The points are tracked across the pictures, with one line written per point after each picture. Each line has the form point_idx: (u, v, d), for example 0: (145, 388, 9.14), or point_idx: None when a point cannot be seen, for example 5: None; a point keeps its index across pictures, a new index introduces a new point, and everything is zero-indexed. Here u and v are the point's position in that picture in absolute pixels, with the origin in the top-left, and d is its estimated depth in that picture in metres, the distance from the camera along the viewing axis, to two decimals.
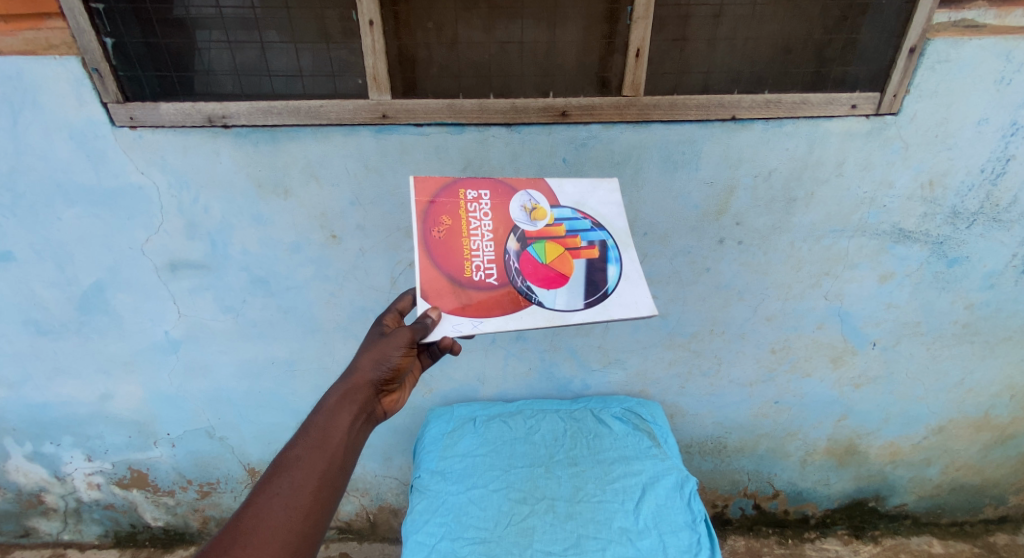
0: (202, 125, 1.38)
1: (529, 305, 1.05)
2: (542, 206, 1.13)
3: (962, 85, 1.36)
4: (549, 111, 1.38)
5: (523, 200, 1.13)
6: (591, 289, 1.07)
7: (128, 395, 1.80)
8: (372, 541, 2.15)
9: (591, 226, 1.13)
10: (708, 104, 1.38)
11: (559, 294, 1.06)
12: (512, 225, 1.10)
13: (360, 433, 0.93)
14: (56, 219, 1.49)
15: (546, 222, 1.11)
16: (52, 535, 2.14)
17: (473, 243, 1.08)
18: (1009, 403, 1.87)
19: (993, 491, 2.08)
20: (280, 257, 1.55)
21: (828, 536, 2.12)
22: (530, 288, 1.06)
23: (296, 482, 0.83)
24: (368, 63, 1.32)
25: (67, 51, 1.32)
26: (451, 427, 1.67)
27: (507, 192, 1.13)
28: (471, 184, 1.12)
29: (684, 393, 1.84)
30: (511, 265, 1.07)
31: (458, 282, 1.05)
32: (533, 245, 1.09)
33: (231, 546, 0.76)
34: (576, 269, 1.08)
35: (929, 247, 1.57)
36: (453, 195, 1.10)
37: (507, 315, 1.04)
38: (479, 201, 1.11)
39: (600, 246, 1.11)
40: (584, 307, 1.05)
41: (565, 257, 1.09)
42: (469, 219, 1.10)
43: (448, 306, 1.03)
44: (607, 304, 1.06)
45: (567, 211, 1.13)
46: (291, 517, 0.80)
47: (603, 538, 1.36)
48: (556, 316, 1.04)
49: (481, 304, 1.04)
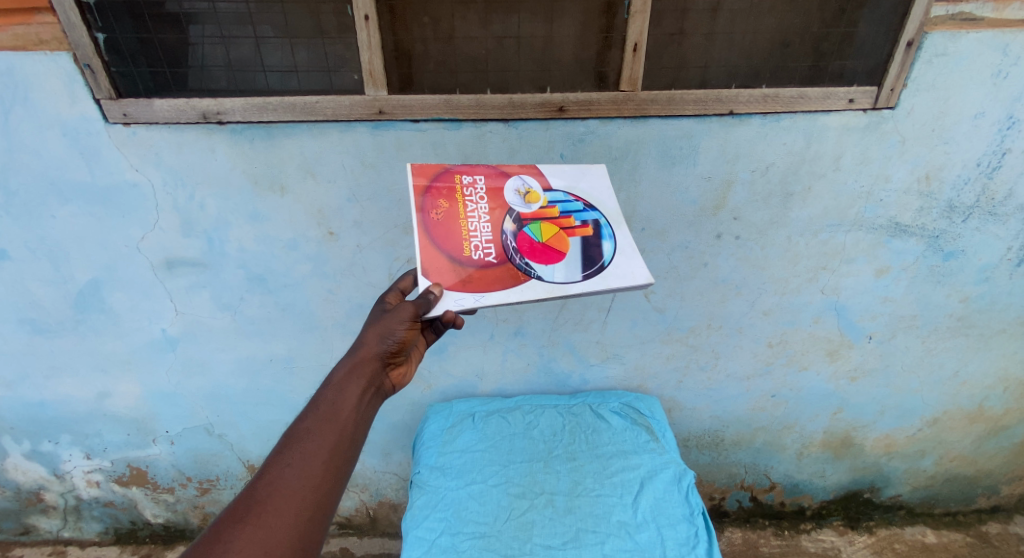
0: (196, 121, 1.36)
1: (529, 279, 1.04)
2: (535, 189, 1.13)
3: (959, 78, 1.36)
4: (546, 107, 1.37)
5: (517, 184, 1.13)
6: (588, 263, 1.06)
7: (126, 394, 1.79)
8: (372, 535, 2.17)
9: (583, 207, 1.13)
10: (706, 98, 1.37)
11: (557, 269, 1.05)
12: (508, 208, 1.10)
13: (369, 406, 0.91)
14: (50, 217, 1.48)
15: (540, 204, 1.12)
16: (53, 532, 2.14)
17: (471, 224, 1.08)
18: (1002, 394, 1.89)
19: (987, 481, 2.11)
20: (277, 254, 1.55)
21: (823, 527, 2.15)
22: (527, 265, 1.05)
23: (309, 451, 0.81)
24: (364, 58, 1.30)
25: (59, 47, 1.29)
26: (450, 423, 1.68)
27: (501, 176, 1.14)
28: (467, 171, 1.13)
29: (681, 387, 1.85)
30: (509, 245, 1.07)
31: (458, 261, 1.04)
32: (529, 225, 1.09)
33: (249, 516, 0.73)
34: (572, 247, 1.08)
35: (925, 240, 1.58)
36: (450, 180, 1.11)
37: (508, 290, 1.02)
38: (474, 186, 1.11)
39: (593, 225, 1.11)
40: (583, 279, 1.04)
41: (561, 236, 1.09)
42: (466, 202, 1.09)
43: (448, 283, 1.02)
44: (605, 276, 1.05)
45: (560, 194, 1.14)
46: (307, 484, 0.78)
47: (601, 532, 1.36)
48: (556, 289, 1.03)
49: (481, 279, 1.03)
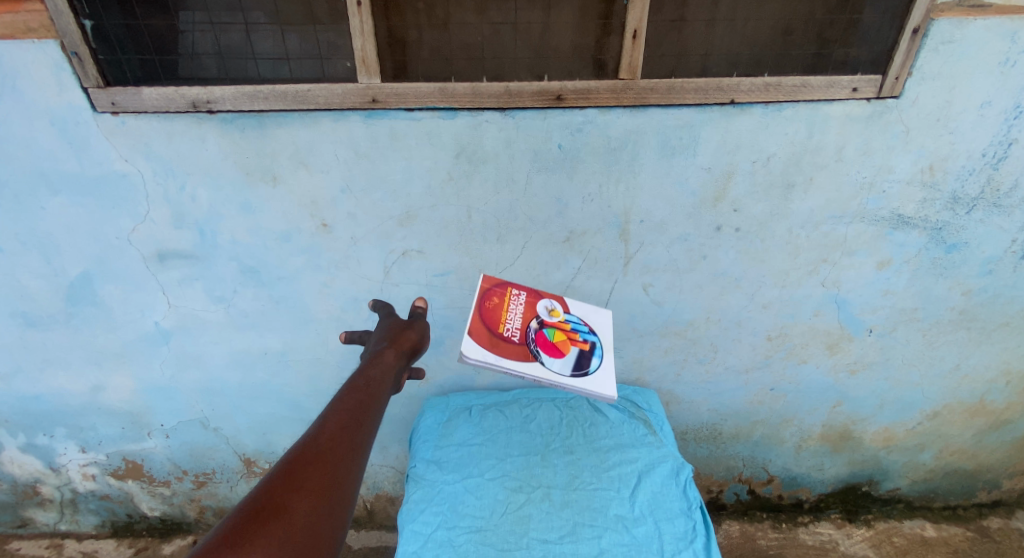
0: (186, 110, 1.33)
1: (534, 362, 1.26)
2: (558, 308, 1.41)
3: (965, 67, 1.33)
4: (543, 95, 1.34)
5: (546, 303, 1.41)
6: (577, 367, 1.29)
7: (120, 387, 1.78)
8: (370, 528, 2.16)
9: (588, 329, 1.40)
10: (706, 87, 1.35)
11: (556, 361, 1.29)
12: (536, 313, 1.37)
13: (390, 387, 0.97)
14: (40, 209, 1.45)
15: (558, 319, 1.38)
16: (49, 525, 2.13)
17: (510, 312, 1.34)
18: (1004, 388, 1.87)
19: (986, 475, 2.10)
20: (271, 245, 1.53)
21: (822, 519, 2.14)
22: (537, 352, 1.28)
23: (343, 425, 0.85)
24: (357, 44, 1.28)
25: (46, 35, 1.25)
26: (447, 417, 1.66)
27: (538, 296, 1.42)
28: (516, 286, 1.41)
29: (680, 380, 1.83)
30: (529, 337, 1.31)
31: (491, 338, 1.28)
32: (546, 328, 1.35)
33: (299, 485, 0.75)
34: (571, 352, 1.32)
35: (928, 233, 1.55)
36: (501, 287, 1.39)
37: (517, 363, 1.24)
38: (518, 298, 1.39)
39: (591, 346, 1.36)
40: (570, 378, 1.26)
41: (564, 342, 1.34)
42: (511, 301, 1.37)
43: (479, 341, 1.26)
44: (586, 379, 1.27)
45: (574, 318, 1.41)
46: (343, 452, 0.81)
47: (599, 526, 1.35)
48: (550, 376, 1.25)
49: (508, 352, 1.25)
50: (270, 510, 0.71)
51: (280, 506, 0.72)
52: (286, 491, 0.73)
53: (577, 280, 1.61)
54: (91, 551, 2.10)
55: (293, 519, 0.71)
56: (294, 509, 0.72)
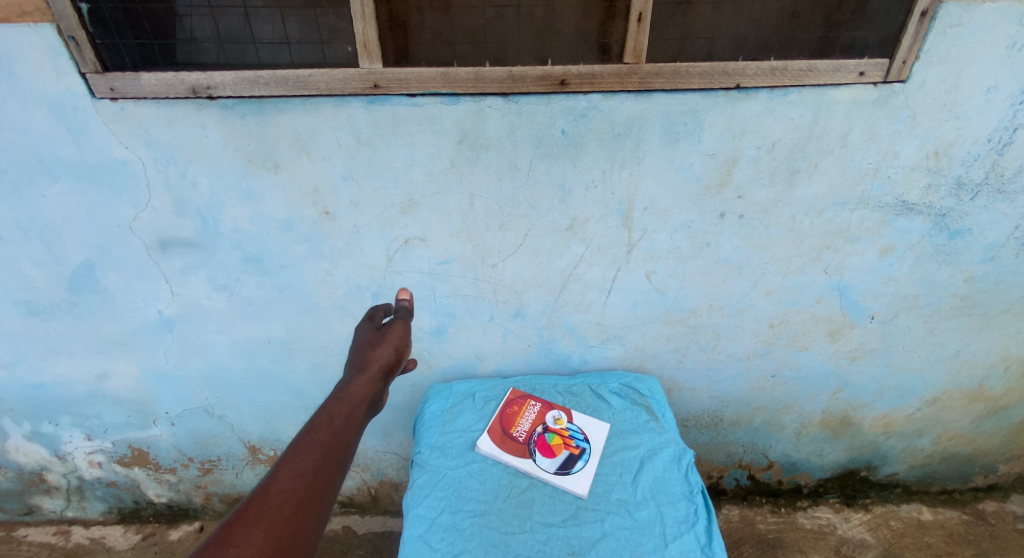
0: (186, 96, 1.32)
1: (528, 456, 1.49)
2: (562, 418, 1.60)
3: (974, 50, 1.31)
4: (546, 80, 1.32)
5: (554, 414, 1.61)
6: (562, 464, 1.45)
7: (125, 375, 1.78)
8: (374, 514, 2.19)
9: (584, 437, 1.54)
10: (713, 71, 1.33)
11: (546, 460, 1.47)
12: (545, 414, 1.61)
13: (363, 413, 0.99)
14: (40, 197, 1.44)
15: (559, 426, 1.57)
16: (57, 512, 2.15)
17: (522, 417, 1.60)
18: (1003, 374, 1.88)
19: (984, 460, 2.12)
20: (273, 233, 1.52)
21: (820, 504, 2.17)
22: (533, 449, 1.50)
23: (310, 453, 0.86)
24: (358, 29, 1.25)
25: (41, 18, 1.23)
26: (450, 403, 1.67)
27: (551, 406, 1.64)
28: (537, 398, 1.68)
29: (681, 367, 1.84)
30: (530, 436, 1.54)
31: (504, 427, 1.57)
32: (546, 433, 1.55)
33: (258, 519, 0.76)
34: (560, 453, 1.48)
35: (932, 219, 1.55)
36: (523, 399, 1.68)
37: (514, 454, 1.49)
38: (533, 409, 1.63)
39: (581, 451, 1.50)
40: (552, 473, 1.44)
41: (558, 444, 1.51)
42: (525, 410, 1.63)
43: (495, 423, 1.58)
44: (564, 476, 1.43)
45: (575, 427, 1.57)
46: (309, 480, 0.83)
47: (601, 509, 1.36)
48: (536, 467, 1.46)
49: (510, 442, 1.52)
50: (229, 543, 0.72)
51: (237, 540, 0.73)
52: (244, 526, 0.75)
53: (580, 267, 1.61)
54: (99, 537, 2.12)
55: (252, 550, 0.72)
56: (254, 542, 0.73)
